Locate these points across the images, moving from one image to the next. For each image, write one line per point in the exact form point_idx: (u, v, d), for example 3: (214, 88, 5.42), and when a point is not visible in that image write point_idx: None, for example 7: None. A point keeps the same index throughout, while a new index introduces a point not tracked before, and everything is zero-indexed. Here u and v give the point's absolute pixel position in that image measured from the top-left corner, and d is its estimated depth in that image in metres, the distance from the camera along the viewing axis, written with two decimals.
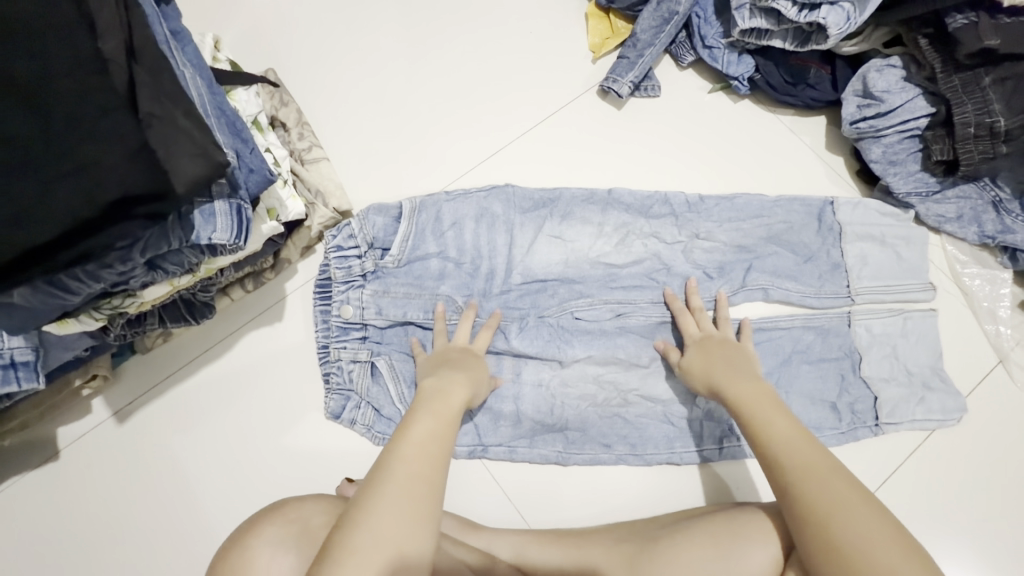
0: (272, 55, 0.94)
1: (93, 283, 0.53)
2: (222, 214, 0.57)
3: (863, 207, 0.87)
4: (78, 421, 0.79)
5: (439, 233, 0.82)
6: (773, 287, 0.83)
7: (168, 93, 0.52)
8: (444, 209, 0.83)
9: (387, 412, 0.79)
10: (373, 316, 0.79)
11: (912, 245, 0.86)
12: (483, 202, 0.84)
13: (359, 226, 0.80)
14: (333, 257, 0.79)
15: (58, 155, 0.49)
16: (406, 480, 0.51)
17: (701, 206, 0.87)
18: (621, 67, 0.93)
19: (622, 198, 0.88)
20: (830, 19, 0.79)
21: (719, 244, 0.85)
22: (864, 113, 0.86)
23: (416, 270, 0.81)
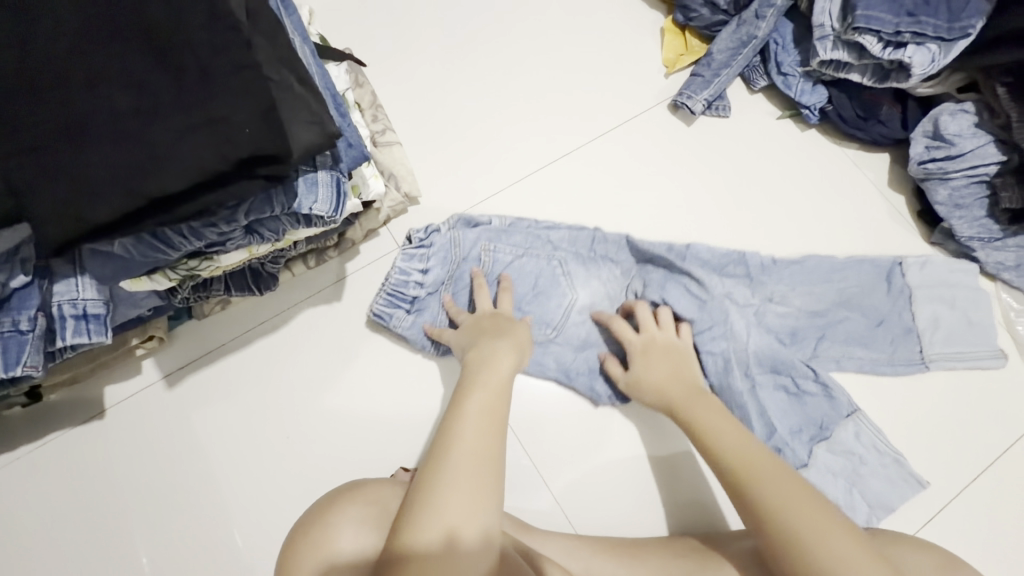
0: (353, 36, 0.94)
1: (194, 240, 0.53)
2: (323, 185, 0.56)
3: (933, 264, 0.88)
4: (126, 381, 0.77)
5: (533, 254, 0.85)
6: (844, 358, 0.85)
7: (285, 59, 0.54)
8: (536, 239, 0.86)
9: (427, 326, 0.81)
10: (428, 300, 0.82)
11: (982, 308, 0.86)
12: (573, 239, 0.87)
13: (432, 245, 0.83)
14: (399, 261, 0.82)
15: (185, 107, 0.48)
16: (470, 450, 0.51)
17: (772, 270, 0.88)
18: (696, 84, 0.94)
19: (700, 254, 0.86)
20: (915, 59, 0.81)
21: (803, 314, 0.85)
22: (933, 155, 0.87)
23: (520, 293, 0.84)
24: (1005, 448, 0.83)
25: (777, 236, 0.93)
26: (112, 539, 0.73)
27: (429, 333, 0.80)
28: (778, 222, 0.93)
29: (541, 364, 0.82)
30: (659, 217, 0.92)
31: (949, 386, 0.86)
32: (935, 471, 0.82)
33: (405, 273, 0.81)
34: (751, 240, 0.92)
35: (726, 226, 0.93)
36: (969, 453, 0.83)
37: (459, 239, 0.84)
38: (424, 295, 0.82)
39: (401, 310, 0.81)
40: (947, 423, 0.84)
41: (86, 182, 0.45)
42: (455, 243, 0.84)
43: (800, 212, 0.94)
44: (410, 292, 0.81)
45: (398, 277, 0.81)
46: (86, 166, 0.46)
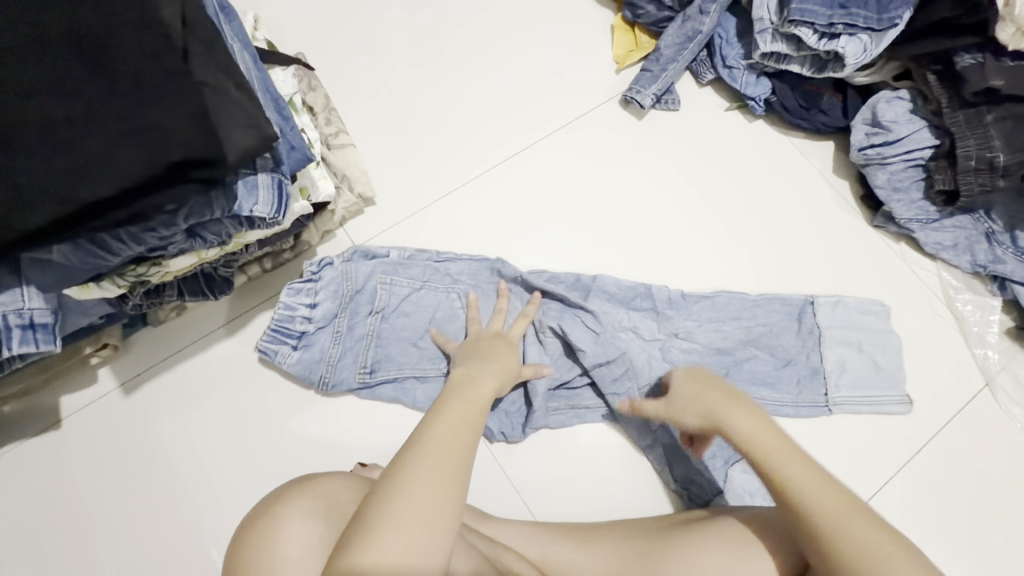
0: (305, 41, 0.94)
1: (134, 246, 0.53)
2: (264, 188, 0.57)
3: (842, 305, 0.90)
4: (83, 390, 0.77)
5: (431, 287, 0.84)
6: (750, 392, 0.85)
7: (221, 66, 0.54)
8: (433, 273, 0.85)
9: (327, 358, 0.79)
10: (323, 334, 0.80)
11: (889, 353, 0.88)
12: (474, 270, 0.86)
13: (325, 279, 0.82)
14: (286, 294, 0.79)
15: (119, 115, 0.48)
16: (439, 462, 0.50)
17: (681, 303, 0.88)
18: (645, 79, 0.96)
19: (606, 286, 0.87)
20: (848, 49, 0.83)
21: (705, 352, 0.86)
22: (872, 141, 0.90)
23: (416, 329, 0.82)
24: (945, 420, 0.88)
25: (727, 225, 0.95)
26: (73, 547, 0.73)
27: (314, 369, 0.79)
28: (728, 212, 0.96)
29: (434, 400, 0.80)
30: (612, 210, 0.95)
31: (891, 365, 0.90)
32: (879, 445, 0.86)
33: (290, 308, 0.79)
34: (702, 230, 0.95)
35: (678, 217, 0.95)
36: (911, 427, 0.87)
37: (352, 272, 0.82)
38: (312, 330, 0.80)
39: (286, 346, 0.79)
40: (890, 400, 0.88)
41: (19, 192, 0.46)
42: (348, 276, 0.82)
43: (748, 201, 0.97)
44: (297, 328, 0.79)
45: (284, 312, 0.79)
46: (19, 175, 0.46)
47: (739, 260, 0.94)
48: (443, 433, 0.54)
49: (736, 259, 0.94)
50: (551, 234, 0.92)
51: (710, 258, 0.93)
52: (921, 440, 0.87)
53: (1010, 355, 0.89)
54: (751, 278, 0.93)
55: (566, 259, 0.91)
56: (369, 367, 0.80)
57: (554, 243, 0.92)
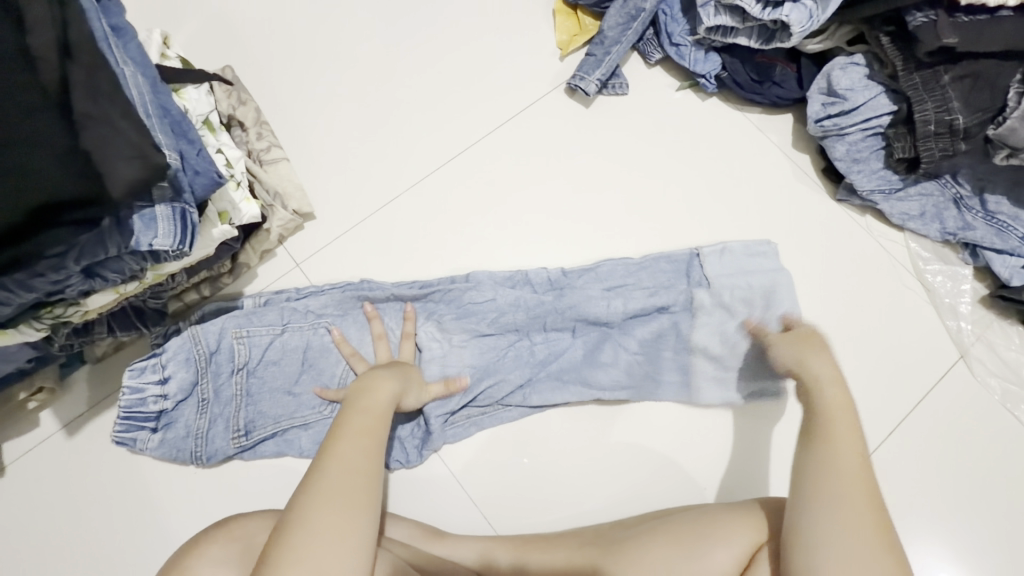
0: (230, 54, 0.91)
1: (23, 293, 0.51)
2: (164, 219, 0.55)
3: (728, 250, 0.87)
4: (25, 436, 0.75)
5: (294, 328, 0.79)
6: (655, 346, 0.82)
7: (103, 93, 0.50)
8: (294, 312, 0.79)
9: (197, 430, 0.74)
10: (187, 406, 0.75)
11: (783, 291, 0.83)
12: (338, 301, 0.80)
13: (169, 354, 0.74)
14: (128, 378, 0.72)
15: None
16: (345, 483, 0.51)
17: (564, 281, 0.85)
18: (588, 64, 0.92)
19: (481, 279, 0.84)
20: (793, 16, 0.79)
21: (598, 329, 0.83)
22: (828, 111, 0.86)
23: (287, 375, 0.77)
24: (922, 396, 0.85)
25: (684, 210, 0.92)
26: None
27: (183, 446, 0.74)
28: (686, 197, 0.92)
29: (322, 446, 0.76)
30: (564, 204, 0.91)
31: (861, 343, 0.86)
32: None
33: (138, 390, 0.72)
34: (659, 218, 0.91)
35: (634, 205, 0.91)
36: (887, 405, 0.84)
37: (199, 334, 0.76)
38: (171, 407, 0.74)
39: (145, 430, 0.73)
40: (860, 380, 0.85)
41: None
42: (197, 339, 0.75)
43: (706, 183, 0.93)
44: (152, 409, 0.73)
45: (132, 396, 0.72)
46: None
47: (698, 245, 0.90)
48: (348, 450, 0.54)
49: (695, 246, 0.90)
50: (500, 235, 0.89)
51: (669, 246, 0.90)
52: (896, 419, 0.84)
53: (983, 325, 0.86)
54: None
55: (517, 259, 0.88)
56: (243, 430, 0.75)
57: (504, 244, 0.88)
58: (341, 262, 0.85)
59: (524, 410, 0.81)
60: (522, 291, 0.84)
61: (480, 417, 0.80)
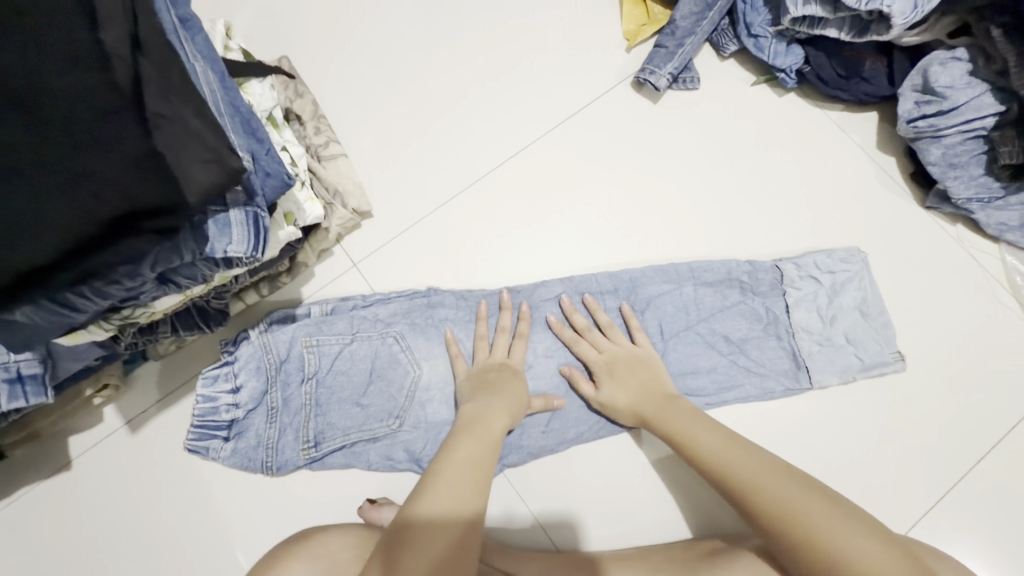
0: (288, 45, 0.89)
1: (100, 299, 0.49)
2: (238, 224, 0.53)
3: (811, 260, 0.83)
4: (90, 430, 0.76)
5: (363, 338, 0.77)
6: (737, 358, 0.80)
7: (178, 92, 0.48)
8: (363, 321, 0.77)
9: (268, 439, 0.74)
10: (257, 414, 0.74)
11: (872, 297, 0.81)
12: (407, 309, 0.79)
13: (241, 363, 0.74)
14: (201, 387, 0.72)
15: (48, 168, 0.43)
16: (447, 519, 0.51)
17: (644, 288, 0.82)
18: (659, 57, 0.87)
19: (553, 288, 0.81)
20: (894, 7, 0.72)
21: (686, 338, 0.80)
22: (923, 111, 0.79)
23: (356, 386, 0.76)
24: (1012, 423, 0.79)
25: (758, 214, 0.86)
26: None
27: (254, 456, 0.73)
28: (758, 202, 0.87)
29: (390, 459, 0.75)
30: (628, 208, 0.86)
31: (946, 364, 0.81)
32: (936, 455, 0.78)
33: (211, 399, 0.73)
34: (730, 223, 0.86)
35: (703, 209, 0.86)
36: (974, 432, 0.79)
37: (269, 342, 0.75)
38: (242, 416, 0.74)
39: (218, 439, 0.73)
40: (949, 402, 0.80)
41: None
42: (268, 347, 0.75)
43: (783, 187, 0.87)
44: (224, 418, 0.73)
45: (205, 404, 0.73)
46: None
47: (771, 254, 0.85)
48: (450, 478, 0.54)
49: (769, 255, 0.85)
50: (563, 237, 0.85)
51: (740, 253, 0.85)
52: (989, 446, 0.78)
53: None
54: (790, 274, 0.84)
55: (579, 264, 0.84)
56: (312, 441, 0.74)
57: (566, 248, 0.85)
58: (399, 264, 0.83)
59: (598, 431, 0.77)
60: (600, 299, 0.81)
61: (562, 429, 0.76)
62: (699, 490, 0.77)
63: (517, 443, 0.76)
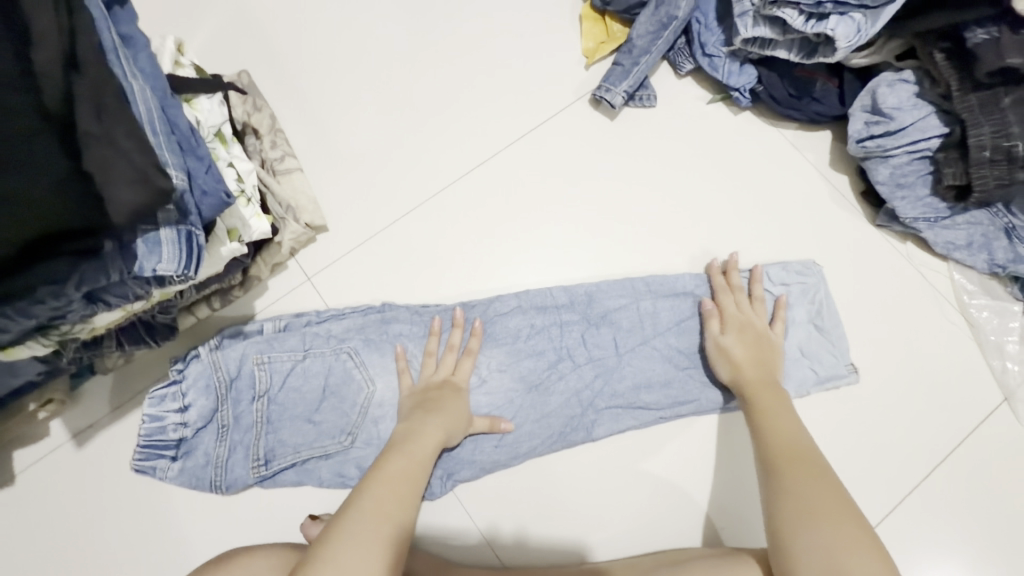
0: (248, 59, 0.89)
1: (24, 319, 0.49)
2: (168, 243, 0.52)
3: (765, 272, 0.83)
4: (35, 444, 0.75)
5: (315, 354, 0.77)
6: (692, 373, 0.80)
7: (109, 112, 0.48)
8: (316, 337, 0.77)
9: (217, 458, 0.73)
10: (207, 433, 0.74)
11: (826, 311, 0.82)
12: (361, 325, 0.79)
13: (188, 383, 0.73)
14: (149, 408, 0.72)
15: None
16: (364, 532, 0.51)
17: (598, 303, 0.82)
18: (615, 75, 0.88)
19: (508, 303, 0.81)
20: (839, 30, 0.73)
21: (640, 353, 0.81)
22: (871, 131, 0.81)
23: (308, 403, 0.75)
24: (960, 439, 0.80)
25: (713, 231, 0.87)
26: None
27: (203, 474, 0.73)
28: (713, 218, 0.87)
29: (341, 476, 0.74)
30: (584, 223, 0.87)
31: (896, 381, 0.82)
32: (884, 471, 0.78)
33: (158, 419, 0.72)
34: (685, 239, 0.87)
35: (658, 225, 0.87)
36: (922, 448, 0.79)
37: (219, 360, 0.74)
38: (191, 435, 0.73)
39: (165, 458, 0.72)
40: (897, 418, 0.80)
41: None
42: (217, 365, 0.74)
43: (738, 203, 0.88)
44: (172, 437, 0.72)
45: (152, 424, 0.72)
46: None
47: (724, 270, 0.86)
48: (374, 496, 0.55)
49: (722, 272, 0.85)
50: (518, 251, 0.85)
51: (694, 269, 0.86)
52: (935, 462, 0.79)
53: None
54: None
55: (534, 279, 0.85)
56: (262, 459, 0.74)
57: (522, 262, 0.85)
58: (353, 278, 0.83)
59: (551, 446, 0.77)
60: (554, 315, 0.81)
61: (514, 445, 0.76)
62: (648, 507, 0.77)
63: (468, 459, 0.75)
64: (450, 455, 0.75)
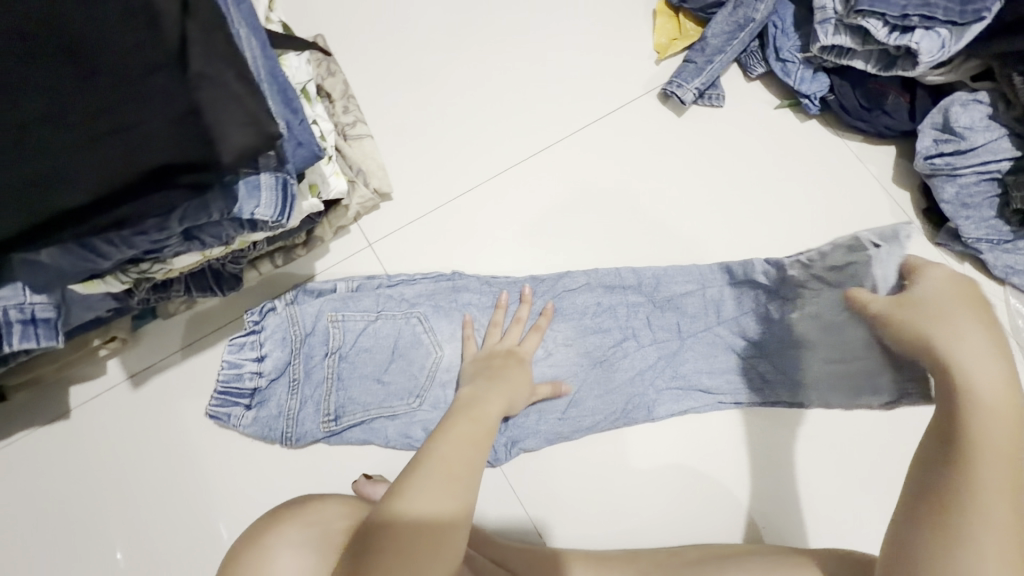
0: (326, 25, 0.90)
1: (125, 248, 0.50)
2: (267, 188, 0.53)
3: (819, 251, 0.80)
4: (92, 381, 0.77)
5: (387, 316, 0.78)
6: (757, 362, 0.81)
7: (221, 54, 0.47)
8: (388, 299, 0.79)
9: (290, 410, 0.74)
10: (281, 385, 0.75)
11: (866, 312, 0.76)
12: (431, 291, 0.80)
13: (265, 335, 0.75)
14: (227, 356, 0.74)
15: (88, 113, 0.44)
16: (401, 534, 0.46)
17: (665, 287, 0.83)
18: (687, 72, 0.88)
19: (576, 282, 0.83)
20: (923, 45, 0.73)
21: (702, 340, 0.82)
22: (940, 149, 0.81)
23: (377, 363, 0.77)
24: None
25: (773, 234, 0.87)
26: (75, 537, 0.72)
27: (275, 425, 0.74)
28: (772, 221, 0.88)
29: (408, 437, 0.75)
30: (644, 214, 0.87)
31: None
32: None
33: (235, 365, 0.74)
34: (743, 239, 0.87)
35: (718, 222, 0.88)
36: None
37: (296, 315, 0.76)
38: (265, 385, 0.75)
39: (240, 406, 0.74)
40: None
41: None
42: (294, 320, 0.76)
43: (797, 209, 0.88)
44: (248, 385, 0.74)
45: (230, 370, 0.74)
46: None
47: None
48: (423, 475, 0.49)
49: None
50: (577, 236, 0.86)
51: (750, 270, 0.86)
52: None
53: None
54: None
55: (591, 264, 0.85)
56: (333, 414, 0.75)
57: (581, 247, 0.86)
58: (413, 247, 0.84)
59: (612, 423, 0.78)
60: (620, 295, 0.83)
61: (573, 420, 0.77)
62: (689, 498, 0.77)
63: (533, 428, 0.77)
64: (514, 424, 0.77)
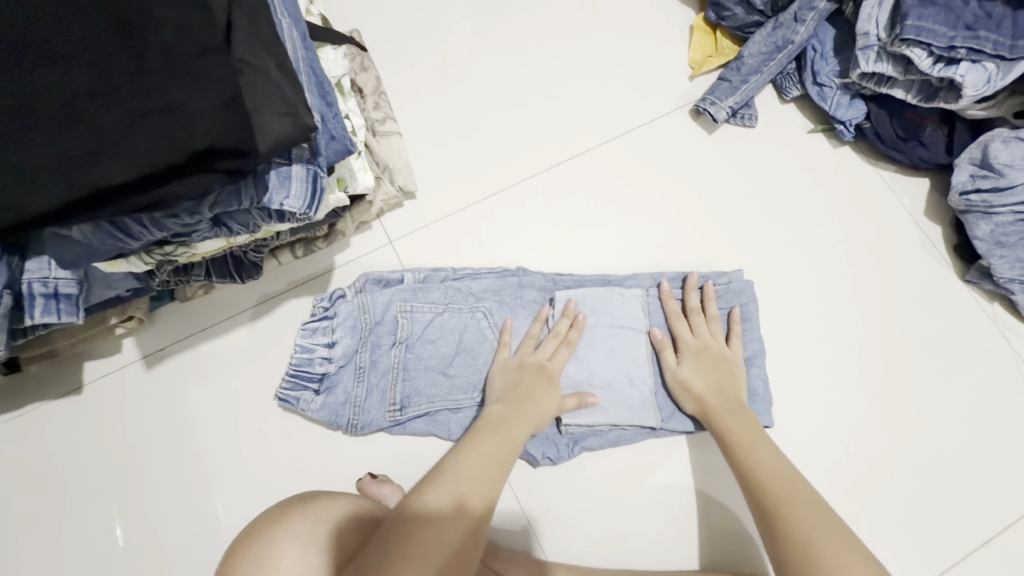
0: (363, 20, 0.90)
1: (156, 230, 0.50)
2: (298, 180, 0.53)
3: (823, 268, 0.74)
4: (106, 358, 0.77)
5: (454, 309, 0.78)
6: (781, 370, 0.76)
7: (264, 44, 0.49)
8: (456, 293, 0.78)
9: (359, 395, 0.74)
10: (352, 370, 0.75)
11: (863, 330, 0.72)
12: (498, 287, 0.79)
13: (337, 320, 0.76)
14: (300, 338, 0.75)
15: (135, 93, 0.44)
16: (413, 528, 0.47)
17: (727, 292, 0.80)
18: (721, 90, 0.88)
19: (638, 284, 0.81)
20: (968, 78, 0.72)
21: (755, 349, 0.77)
22: (977, 185, 0.79)
23: (443, 356, 0.76)
24: None
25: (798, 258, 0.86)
26: (75, 512, 0.72)
27: (341, 413, 0.74)
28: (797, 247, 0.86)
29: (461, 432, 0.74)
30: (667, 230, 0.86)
31: (964, 440, 0.79)
32: (942, 529, 0.76)
33: (308, 350, 0.74)
34: (767, 262, 0.86)
35: (743, 243, 0.86)
36: (984, 512, 0.76)
37: (368, 303, 0.76)
38: (333, 371, 0.75)
39: (309, 390, 0.74)
40: (961, 477, 0.78)
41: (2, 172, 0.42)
42: (365, 308, 0.76)
43: (825, 236, 0.87)
44: (318, 370, 0.74)
45: (301, 354, 0.75)
46: (9, 147, 0.42)
47: (804, 299, 0.84)
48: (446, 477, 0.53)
49: (800, 301, 0.84)
50: (599, 248, 0.85)
51: (772, 293, 0.84)
52: (995, 529, 0.76)
53: None
54: (820, 323, 0.83)
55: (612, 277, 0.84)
56: (398, 404, 0.74)
57: (602, 259, 0.85)
58: (435, 247, 0.83)
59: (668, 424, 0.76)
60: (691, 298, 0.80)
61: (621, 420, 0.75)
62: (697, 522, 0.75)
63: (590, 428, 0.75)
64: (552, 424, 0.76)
